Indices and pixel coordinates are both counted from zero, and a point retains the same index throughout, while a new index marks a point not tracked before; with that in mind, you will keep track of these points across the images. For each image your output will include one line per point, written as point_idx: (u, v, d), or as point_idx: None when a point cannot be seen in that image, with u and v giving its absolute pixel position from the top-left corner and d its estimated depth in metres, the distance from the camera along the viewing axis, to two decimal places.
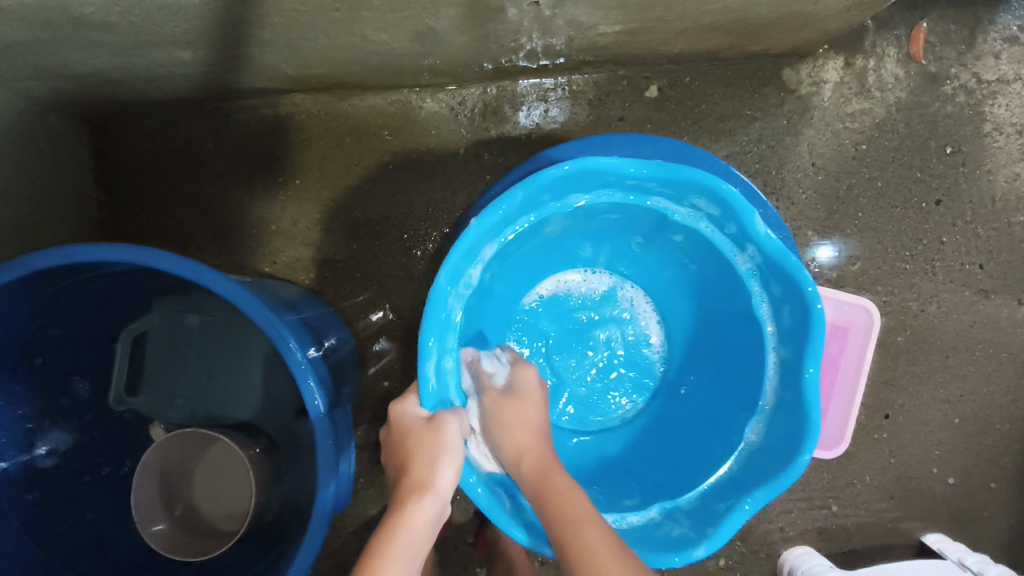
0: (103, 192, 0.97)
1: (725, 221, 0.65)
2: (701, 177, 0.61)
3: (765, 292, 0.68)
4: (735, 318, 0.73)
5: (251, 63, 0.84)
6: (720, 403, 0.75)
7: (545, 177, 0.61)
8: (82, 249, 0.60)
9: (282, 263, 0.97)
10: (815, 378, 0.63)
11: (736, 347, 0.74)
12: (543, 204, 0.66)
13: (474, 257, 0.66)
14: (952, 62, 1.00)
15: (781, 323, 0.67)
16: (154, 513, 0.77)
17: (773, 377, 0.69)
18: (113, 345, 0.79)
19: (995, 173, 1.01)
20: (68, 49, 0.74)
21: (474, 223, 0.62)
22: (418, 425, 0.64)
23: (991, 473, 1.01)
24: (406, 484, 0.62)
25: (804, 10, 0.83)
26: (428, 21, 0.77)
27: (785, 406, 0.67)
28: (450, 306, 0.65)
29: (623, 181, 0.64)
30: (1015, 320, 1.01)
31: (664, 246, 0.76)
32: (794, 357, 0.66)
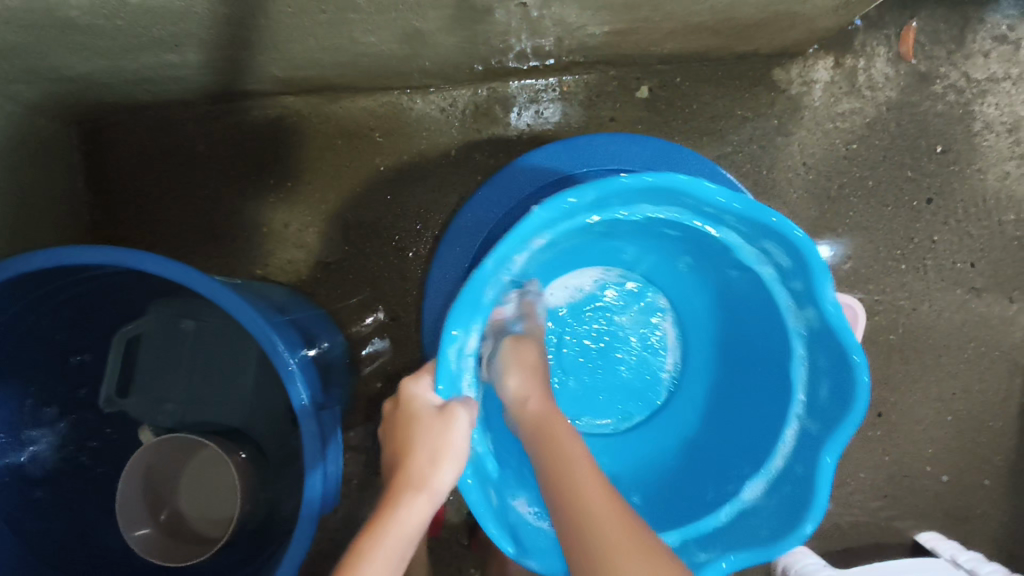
0: (94, 195, 0.97)
1: (793, 276, 0.64)
2: (776, 221, 0.60)
3: (809, 360, 0.67)
4: (768, 371, 0.72)
5: (240, 65, 0.84)
6: (724, 446, 0.75)
7: (619, 183, 0.60)
8: (67, 251, 0.60)
9: (275, 266, 0.97)
10: (831, 468, 0.62)
11: (758, 401, 0.73)
12: (609, 206, 0.64)
13: (525, 247, 0.63)
14: (942, 61, 1.00)
15: (816, 397, 0.66)
16: (139, 518, 0.78)
17: (789, 443, 0.68)
18: (107, 348, 0.80)
19: (986, 171, 1.01)
20: (56, 52, 0.75)
21: (535, 212, 0.60)
22: (428, 415, 0.63)
23: (984, 471, 1.01)
24: (404, 473, 0.60)
25: (792, 10, 0.83)
26: (416, 22, 0.77)
27: (793, 480, 0.66)
28: (487, 288, 0.63)
29: (699, 206, 0.63)
30: (1007, 318, 1.01)
31: (715, 277, 0.76)
32: (819, 434, 0.65)
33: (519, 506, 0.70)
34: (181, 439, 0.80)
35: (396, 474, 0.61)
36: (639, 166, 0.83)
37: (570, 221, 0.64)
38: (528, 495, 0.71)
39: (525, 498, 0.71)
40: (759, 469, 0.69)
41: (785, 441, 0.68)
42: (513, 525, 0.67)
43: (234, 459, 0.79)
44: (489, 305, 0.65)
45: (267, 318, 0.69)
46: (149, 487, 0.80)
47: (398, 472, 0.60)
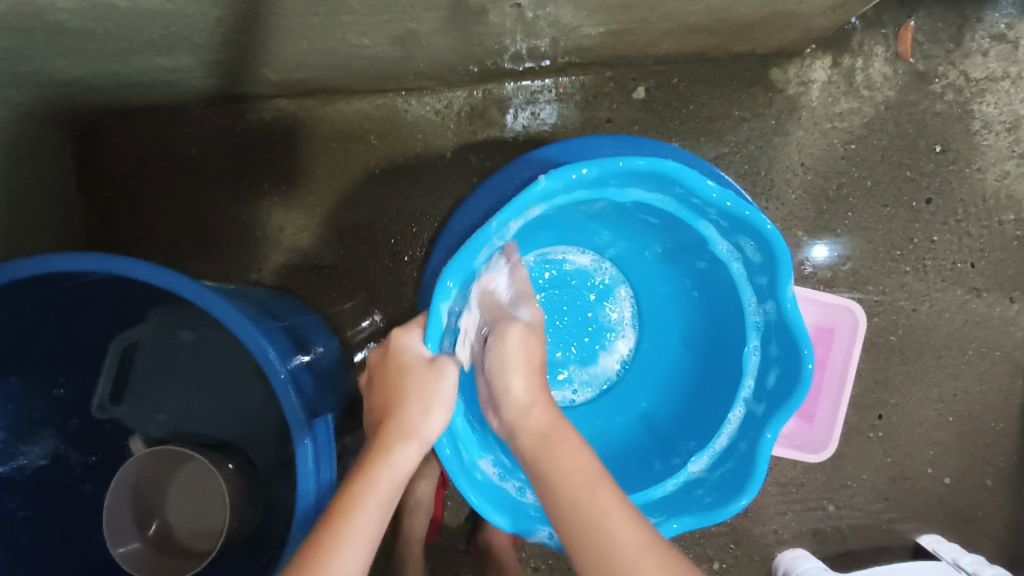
0: (87, 200, 0.96)
1: (758, 271, 0.65)
2: (751, 215, 0.60)
3: (761, 349, 0.67)
4: (721, 351, 0.72)
5: (233, 67, 0.83)
6: (672, 429, 0.75)
7: (622, 162, 0.58)
8: (55, 258, 0.59)
9: (269, 270, 0.96)
10: (770, 444, 0.63)
11: (711, 386, 0.73)
12: (605, 186, 0.63)
13: (521, 215, 0.62)
14: (940, 60, 1.00)
15: (764, 383, 0.67)
16: (128, 534, 0.76)
17: (733, 425, 0.68)
18: (103, 355, 0.79)
19: (985, 170, 1.00)
20: (46, 56, 0.74)
21: (542, 181, 0.58)
22: (420, 365, 0.63)
23: (986, 471, 1.01)
24: (393, 420, 0.62)
25: (789, 10, 0.83)
26: (410, 24, 0.76)
27: (738, 456, 0.67)
28: (478, 253, 0.62)
29: (688, 196, 0.62)
30: (1008, 319, 1.00)
31: (682, 267, 0.75)
32: (763, 415, 0.66)
33: (484, 466, 0.69)
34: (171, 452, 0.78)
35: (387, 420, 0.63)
36: None
37: (567, 195, 0.62)
38: (492, 456, 0.70)
39: (490, 459, 0.70)
40: (705, 446, 0.69)
41: (731, 420, 0.69)
42: (481, 484, 0.66)
43: (222, 469, 0.78)
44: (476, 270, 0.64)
45: (260, 323, 0.68)
46: (137, 500, 0.78)
47: (387, 420, 0.62)
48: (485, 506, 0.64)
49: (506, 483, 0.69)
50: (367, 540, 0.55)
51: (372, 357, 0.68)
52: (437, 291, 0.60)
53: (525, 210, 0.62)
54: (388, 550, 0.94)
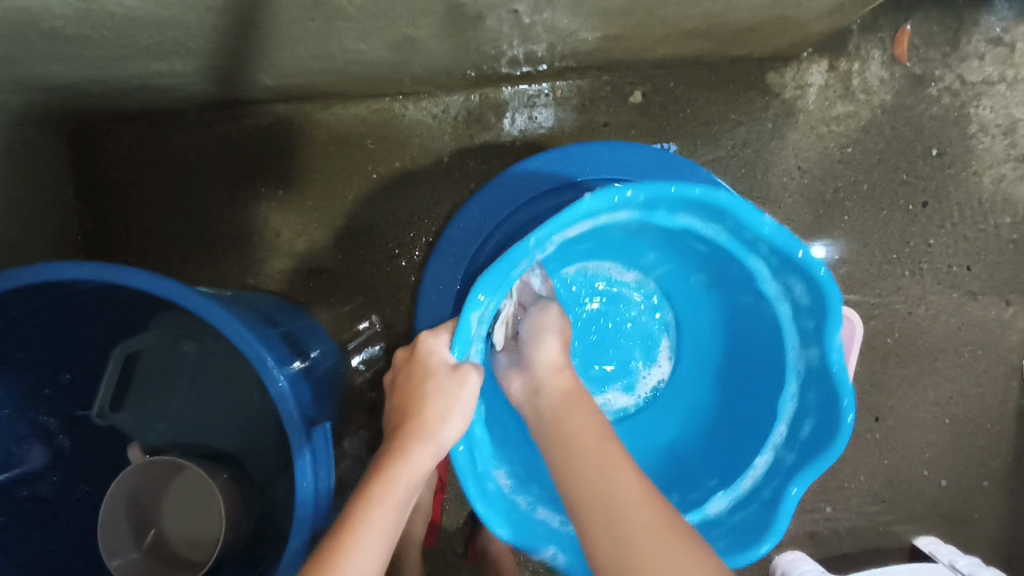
0: (83, 205, 0.96)
1: (806, 314, 0.64)
2: (803, 257, 0.59)
3: (797, 395, 0.67)
4: (756, 385, 0.73)
5: (230, 73, 0.83)
6: (698, 460, 0.76)
7: (678, 188, 0.58)
8: (51, 267, 0.59)
9: (267, 275, 0.96)
10: (795, 499, 0.64)
11: (741, 419, 0.74)
12: (657, 211, 0.62)
13: (563, 233, 0.61)
14: (937, 63, 1.00)
15: (798, 432, 0.67)
16: (123, 545, 0.75)
17: (760, 468, 0.69)
18: (105, 362, 0.79)
19: (981, 174, 1.00)
20: (41, 62, 0.74)
21: (586, 199, 0.57)
22: (441, 371, 0.62)
23: (983, 473, 1.01)
24: (412, 420, 0.62)
25: (785, 14, 0.83)
26: (407, 30, 0.76)
27: (761, 502, 0.67)
28: (517, 265, 0.61)
29: (740, 229, 0.62)
30: (1003, 321, 1.01)
31: (724, 297, 0.76)
32: (794, 465, 0.66)
33: (499, 477, 0.69)
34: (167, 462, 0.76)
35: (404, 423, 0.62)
36: (636, 173, 0.83)
37: (610, 217, 0.61)
38: (507, 468, 0.71)
39: (503, 470, 0.70)
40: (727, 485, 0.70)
41: (757, 462, 0.69)
42: (490, 495, 0.67)
43: (214, 477, 0.77)
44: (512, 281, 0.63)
45: (258, 330, 0.68)
46: (134, 508, 0.76)
47: (406, 419, 0.62)
48: (489, 517, 0.65)
49: (517, 498, 0.70)
50: (382, 540, 0.56)
51: (398, 355, 0.68)
52: (467, 301, 0.60)
53: (569, 228, 0.61)
54: None
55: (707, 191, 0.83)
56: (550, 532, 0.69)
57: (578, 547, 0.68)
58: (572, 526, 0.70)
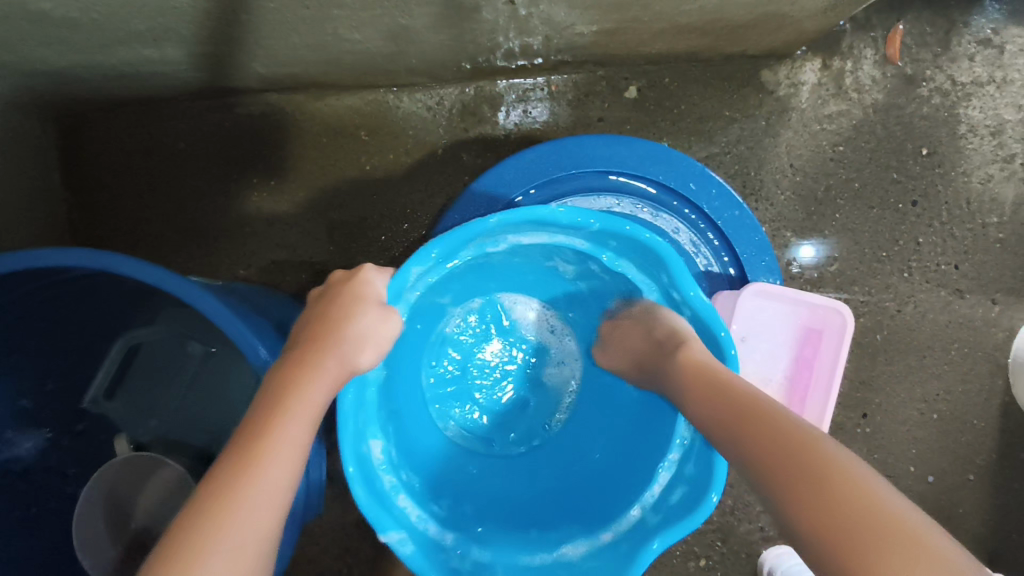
0: (71, 193, 0.94)
1: None
2: (723, 335, 0.62)
3: (678, 464, 0.65)
4: (637, 452, 0.70)
5: (221, 61, 0.82)
6: (557, 508, 0.71)
7: (628, 227, 0.60)
8: (39, 253, 0.59)
9: (258, 266, 0.95)
10: (652, 554, 0.60)
11: (616, 482, 0.70)
12: (602, 245, 0.64)
13: (516, 233, 0.62)
14: (928, 63, 1.01)
15: (666, 497, 0.64)
16: (98, 542, 0.75)
17: (622, 525, 0.65)
18: (108, 350, 0.78)
19: (970, 174, 1.01)
20: (28, 46, 0.72)
21: (555, 207, 0.59)
22: (372, 301, 0.61)
23: (968, 468, 1.02)
24: (327, 334, 0.59)
25: (781, 11, 0.83)
26: (402, 20, 0.76)
27: (609, 557, 0.63)
28: (466, 246, 0.62)
29: (669, 289, 0.64)
30: (989, 320, 1.02)
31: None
32: (653, 526, 0.63)
33: (375, 447, 0.63)
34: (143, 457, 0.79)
35: (316, 343, 0.59)
36: (631, 167, 0.84)
37: (564, 238, 0.63)
38: (386, 443, 0.65)
39: (382, 443, 0.64)
40: (587, 533, 0.66)
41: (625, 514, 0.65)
42: (363, 457, 0.61)
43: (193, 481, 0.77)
44: (453, 260, 0.64)
45: (251, 320, 0.68)
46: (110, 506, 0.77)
47: (322, 333, 0.60)
48: (356, 477, 0.59)
49: (386, 475, 0.64)
50: (290, 455, 0.52)
51: (331, 278, 0.67)
52: (419, 254, 0.59)
53: (518, 230, 0.63)
54: (375, 550, 0.94)
55: (702, 185, 0.83)
56: (404, 523, 0.63)
57: (423, 546, 0.63)
58: (424, 525, 0.65)
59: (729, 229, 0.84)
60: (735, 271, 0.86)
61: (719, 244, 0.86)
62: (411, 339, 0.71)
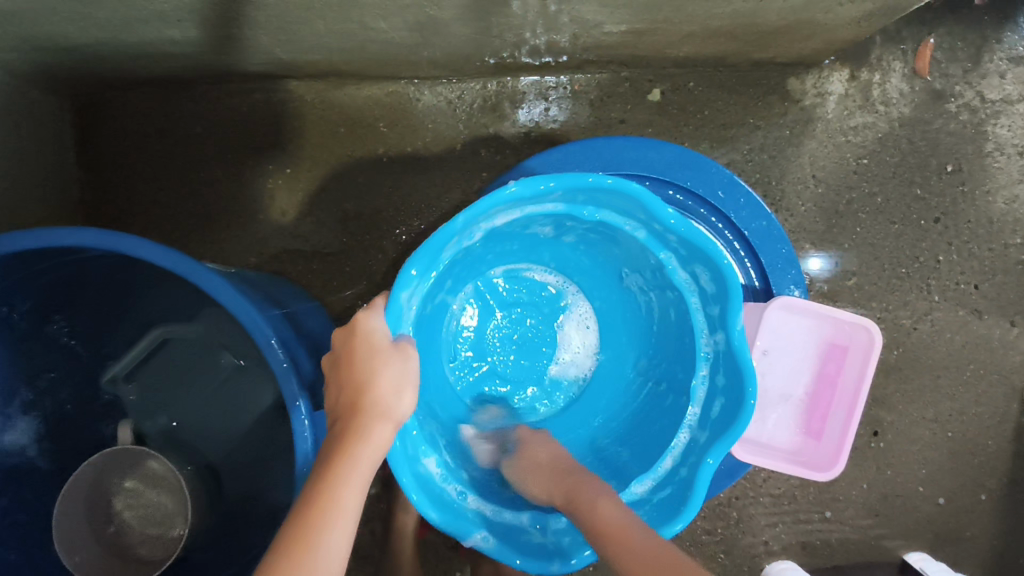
0: (84, 171, 0.93)
1: (713, 301, 0.63)
2: (713, 248, 0.59)
3: (709, 378, 0.65)
4: (666, 383, 0.70)
5: (244, 46, 0.81)
6: (619, 450, 0.71)
7: (590, 178, 0.58)
8: (56, 232, 0.58)
9: (270, 254, 0.94)
10: (712, 470, 0.60)
11: (652, 418, 0.70)
12: (578, 204, 0.62)
13: (489, 218, 0.61)
14: (957, 79, 0.99)
15: (708, 411, 0.64)
16: (82, 540, 0.72)
17: (676, 450, 0.65)
18: (140, 338, 0.77)
19: (994, 193, 1.00)
20: (49, 21, 0.71)
21: (512, 188, 0.58)
22: (383, 347, 0.58)
23: (978, 488, 1.01)
24: (356, 423, 0.55)
25: (813, 19, 0.82)
26: (430, 10, 0.74)
27: (677, 485, 0.63)
28: (445, 249, 0.61)
29: (650, 223, 0.62)
30: (1007, 342, 1.01)
31: (644, 292, 0.72)
32: (706, 443, 0.63)
33: (428, 463, 0.64)
34: (80, 474, 0.74)
35: (350, 404, 0.57)
36: (657, 172, 0.82)
37: (536, 206, 0.62)
38: (437, 454, 0.65)
39: (435, 458, 0.65)
40: (647, 470, 0.65)
41: (676, 442, 0.65)
42: (421, 478, 0.62)
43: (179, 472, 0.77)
44: (440, 263, 0.62)
45: (265, 310, 0.66)
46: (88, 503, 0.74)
47: (348, 425, 0.56)
48: (423, 501, 0.60)
49: (448, 485, 0.65)
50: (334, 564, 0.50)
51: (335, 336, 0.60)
52: (399, 278, 0.58)
53: (493, 213, 0.61)
54: (375, 545, 0.93)
55: (729, 193, 0.82)
56: (477, 517, 0.64)
57: (504, 534, 0.63)
58: (501, 515, 0.65)
59: (754, 239, 0.83)
60: (760, 283, 0.84)
61: (745, 253, 0.84)
62: (426, 350, 0.70)
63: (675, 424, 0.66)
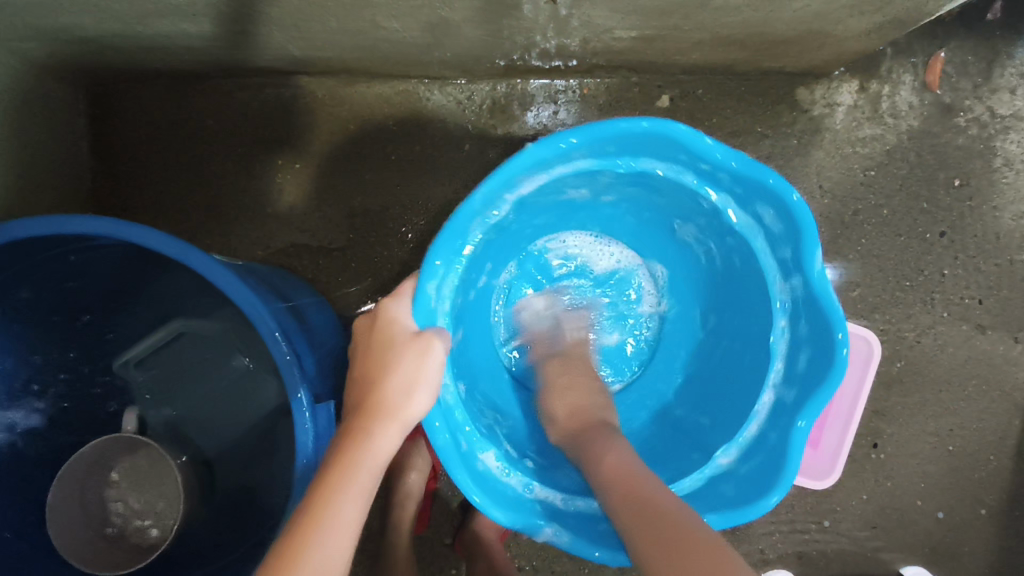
0: (98, 161, 0.95)
1: (782, 243, 0.63)
2: (774, 182, 0.59)
3: (789, 327, 0.65)
4: (739, 340, 0.71)
5: (258, 41, 0.82)
6: (710, 414, 0.72)
7: (618, 125, 0.58)
8: (66, 220, 0.59)
9: (277, 247, 0.95)
10: (804, 432, 0.61)
11: (729, 376, 0.72)
12: (609, 156, 0.63)
13: (511, 189, 0.63)
14: (967, 93, 0.99)
15: (793, 365, 0.64)
16: (75, 523, 0.73)
17: (764, 414, 0.66)
18: (154, 330, 0.78)
19: (1001, 209, 1.00)
20: (68, 13, 0.73)
21: (530, 148, 0.59)
22: (402, 341, 0.60)
23: (977, 504, 1.00)
24: (365, 418, 0.58)
25: (823, 30, 0.82)
26: (442, 12, 0.75)
27: (770, 449, 0.64)
28: (471, 227, 0.63)
29: (697, 164, 0.62)
30: (1010, 358, 1.00)
31: (700, 243, 0.73)
32: (795, 400, 0.63)
33: (488, 459, 0.67)
34: (75, 460, 0.74)
35: (366, 399, 0.59)
36: None
37: (565, 165, 0.63)
38: (496, 449, 0.68)
39: (493, 452, 0.68)
40: (732, 438, 0.67)
41: (761, 402, 0.66)
42: (480, 474, 0.64)
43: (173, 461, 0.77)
44: (465, 250, 0.64)
45: (269, 303, 0.67)
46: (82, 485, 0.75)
47: (360, 419, 0.58)
48: (484, 502, 0.62)
49: (510, 478, 0.67)
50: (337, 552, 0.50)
51: (358, 329, 0.64)
52: (424, 268, 0.60)
53: (517, 183, 0.62)
54: (373, 539, 0.94)
55: None
56: (547, 512, 0.65)
57: (576, 524, 0.65)
58: (571, 504, 0.67)
59: None
60: None
61: None
62: (471, 334, 0.74)
63: (757, 383, 0.67)
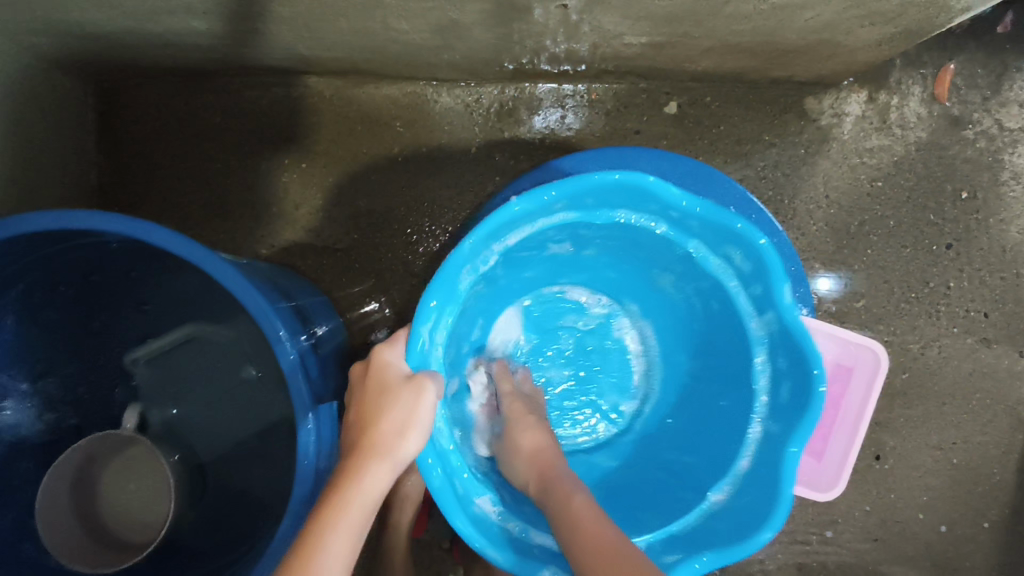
0: (103, 156, 0.95)
1: (753, 281, 0.64)
2: (743, 227, 0.60)
3: (769, 362, 0.65)
4: (721, 383, 0.71)
5: (267, 40, 0.82)
6: (698, 457, 0.71)
7: (596, 176, 0.59)
8: (73, 215, 0.58)
9: (281, 246, 0.94)
10: (795, 458, 0.60)
11: (713, 418, 0.71)
12: (587, 209, 0.64)
13: (498, 239, 0.63)
14: (976, 106, 0.99)
15: (776, 398, 0.65)
16: (63, 520, 0.73)
17: (752, 447, 0.66)
18: (162, 331, 0.78)
19: (1008, 223, 0.99)
20: (78, 7, 0.73)
21: (514, 203, 0.59)
22: (396, 383, 0.59)
23: (979, 519, 1.00)
24: (355, 459, 0.57)
25: (834, 39, 0.82)
26: (452, 14, 0.75)
27: (759, 481, 0.64)
28: (460, 276, 0.63)
29: (668, 213, 0.64)
30: (1015, 372, 1.00)
31: (680, 291, 0.73)
32: (781, 432, 0.63)
33: (483, 503, 0.66)
34: (68, 454, 0.74)
35: (358, 440, 0.58)
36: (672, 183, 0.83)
37: (549, 218, 0.64)
38: (491, 494, 0.67)
39: (488, 496, 0.67)
40: (723, 475, 0.67)
41: (747, 440, 0.66)
42: (477, 519, 0.63)
43: (165, 460, 0.78)
44: (457, 293, 0.64)
45: (273, 302, 0.67)
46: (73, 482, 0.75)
47: (351, 461, 0.57)
48: (481, 542, 0.61)
49: (506, 523, 0.66)
50: None
51: (354, 374, 0.64)
52: (419, 312, 0.60)
53: (502, 234, 0.63)
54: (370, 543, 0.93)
55: (742, 210, 0.83)
56: (543, 556, 0.63)
57: (571, 566, 0.63)
58: None
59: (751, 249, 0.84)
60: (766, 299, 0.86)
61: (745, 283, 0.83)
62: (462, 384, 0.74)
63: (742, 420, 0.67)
